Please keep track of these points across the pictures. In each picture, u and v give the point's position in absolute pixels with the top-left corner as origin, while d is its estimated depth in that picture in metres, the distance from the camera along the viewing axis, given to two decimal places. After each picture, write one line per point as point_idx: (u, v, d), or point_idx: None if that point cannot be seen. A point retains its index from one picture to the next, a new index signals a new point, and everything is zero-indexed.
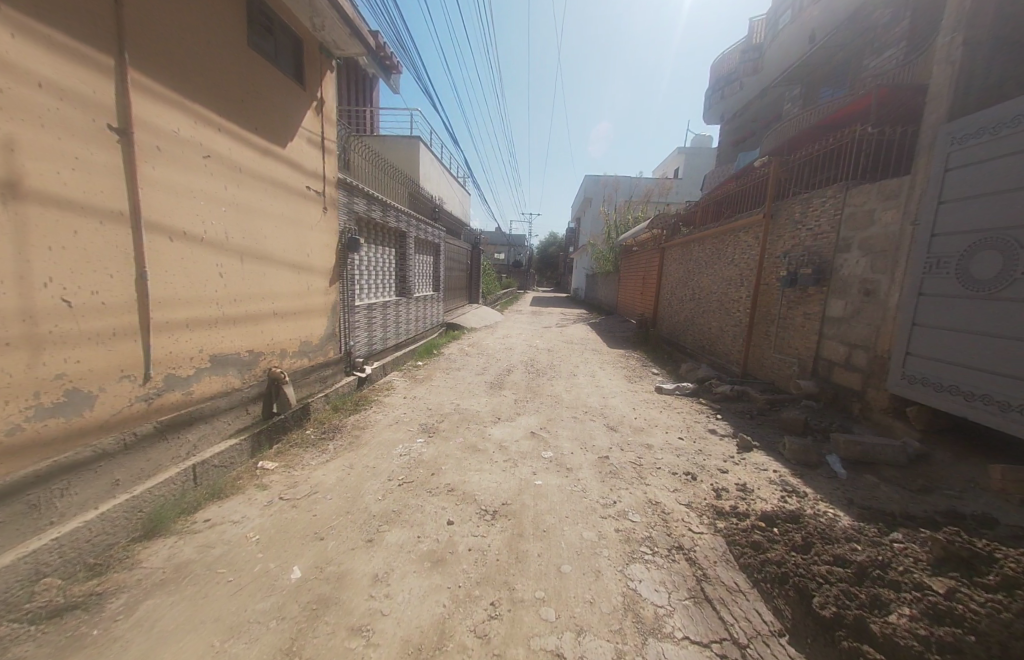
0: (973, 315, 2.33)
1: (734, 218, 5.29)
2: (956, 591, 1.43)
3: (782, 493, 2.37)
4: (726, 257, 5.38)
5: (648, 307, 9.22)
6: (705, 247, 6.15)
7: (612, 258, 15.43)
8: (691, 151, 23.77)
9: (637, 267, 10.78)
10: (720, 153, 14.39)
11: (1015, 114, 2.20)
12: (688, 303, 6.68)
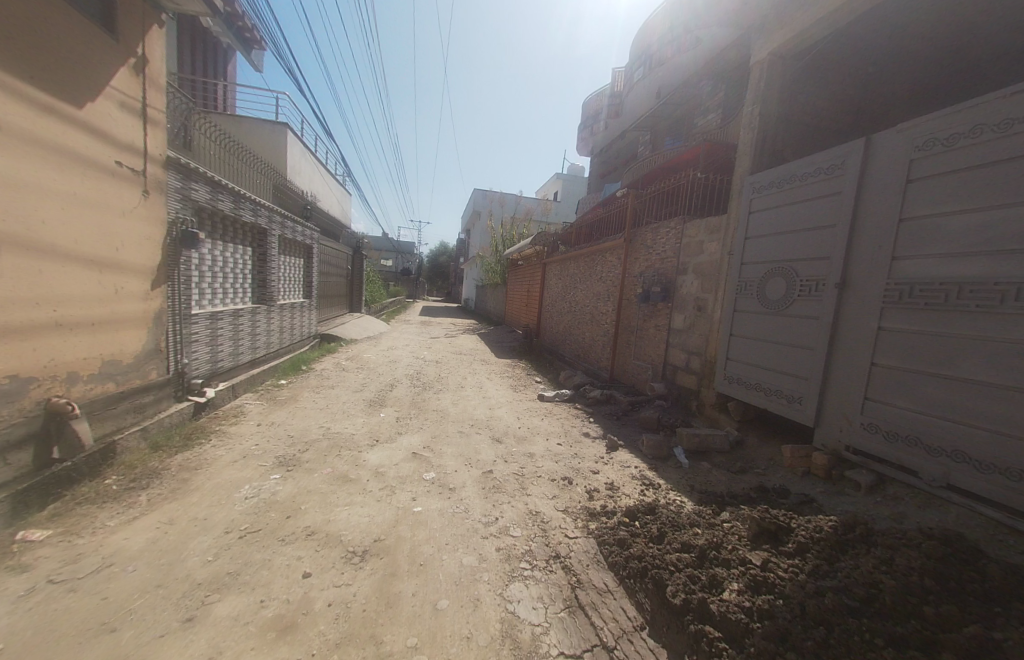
0: (769, 328, 2.97)
1: (601, 241, 5.95)
2: (768, 562, 1.76)
3: (641, 487, 2.65)
4: (596, 275, 6.00)
5: (532, 318, 9.72)
6: (579, 265, 6.77)
7: (498, 270, 15.95)
8: (568, 177, 26.37)
9: (522, 281, 11.37)
10: (592, 181, 16.24)
11: (790, 175, 2.92)
12: (565, 315, 7.24)
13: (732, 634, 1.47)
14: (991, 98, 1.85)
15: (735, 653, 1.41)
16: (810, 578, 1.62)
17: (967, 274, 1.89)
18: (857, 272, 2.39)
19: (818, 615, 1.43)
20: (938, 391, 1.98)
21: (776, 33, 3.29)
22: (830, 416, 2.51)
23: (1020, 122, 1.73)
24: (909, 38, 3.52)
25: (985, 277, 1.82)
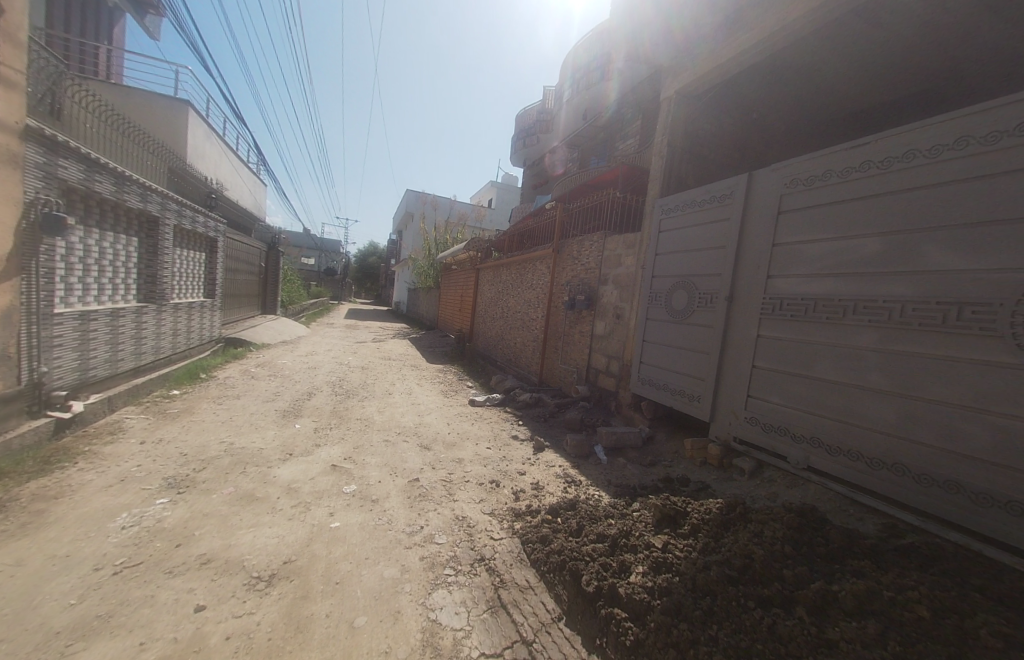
0: (674, 334, 3.33)
1: (532, 250, 6.17)
2: (668, 544, 1.97)
3: (564, 485, 2.79)
4: (527, 282, 6.20)
5: (465, 323, 9.70)
6: (511, 272, 6.94)
7: (431, 273, 15.63)
8: (502, 185, 26.91)
9: (455, 286, 11.30)
10: (526, 191, 16.73)
11: (691, 200, 3.32)
12: (498, 320, 7.36)
13: (636, 613, 1.62)
14: (836, 152, 2.31)
15: (638, 630, 1.56)
16: (701, 554, 1.85)
17: (819, 293, 2.32)
18: (742, 288, 2.79)
19: (705, 586, 1.64)
20: (799, 388, 2.40)
21: (682, 75, 3.75)
22: (721, 412, 2.88)
23: (855, 171, 2.21)
24: (783, 108, 4.19)
25: (830, 295, 2.26)
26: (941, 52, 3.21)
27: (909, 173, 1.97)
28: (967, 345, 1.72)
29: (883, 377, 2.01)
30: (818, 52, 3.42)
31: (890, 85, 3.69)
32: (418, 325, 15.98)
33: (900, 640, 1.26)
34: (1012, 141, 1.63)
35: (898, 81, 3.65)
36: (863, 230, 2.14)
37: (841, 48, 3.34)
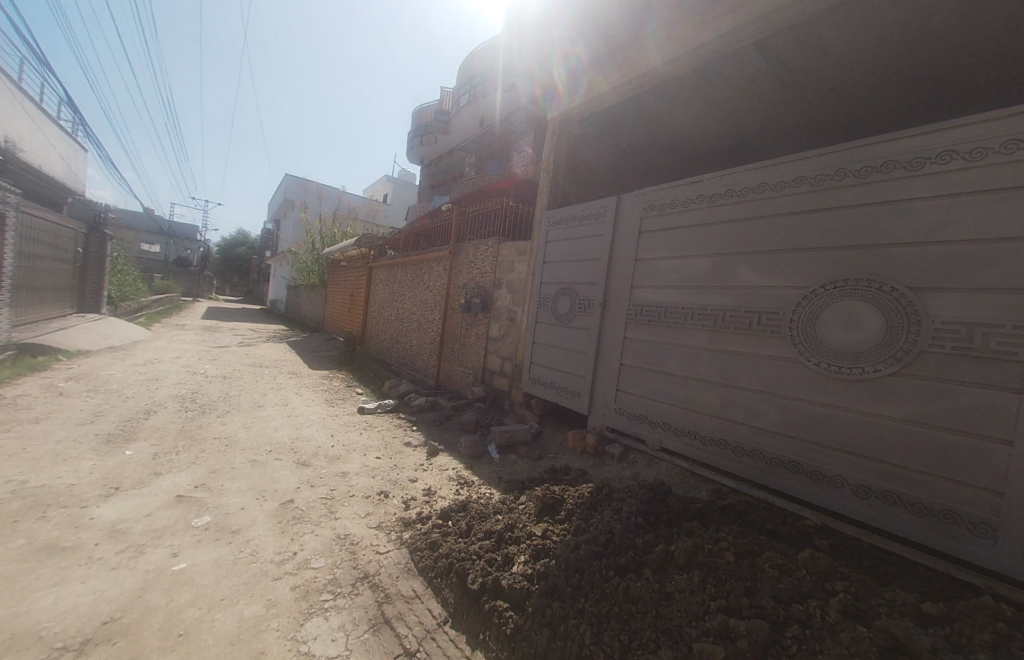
0: (559, 336, 3.62)
1: (428, 251, 6.09)
2: (547, 530, 2.14)
3: (456, 487, 2.83)
4: (423, 284, 6.09)
5: (356, 324, 9.06)
6: (405, 273, 6.73)
7: (316, 268, 14.16)
8: (399, 181, 25.92)
9: (344, 284, 10.48)
10: (423, 189, 16.31)
11: (573, 213, 3.64)
12: (392, 322, 7.06)
13: (517, 601, 1.73)
14: (681, 186, 2.79)
15: (518, 617, 1.67)
16: (574, 536, 2.05)
17: (670, 302, 2.77)
18: (613, 295, 3.18)
19: (575, 564, 1.84)
20: (655, 382, 2.82)
21: (564, 98, 4.05)
22: (597, 405, 3.23)
23: (692, 203, 2.71)
24: (646, 153, 4.68)
25: (677, 304, 2.72)
26: (754, 126, 3.93)
27: (731, 209, 2.49)
28: (764, 345, 2.26)
29: (712, 371, 2.50)
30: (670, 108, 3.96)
31: None
32: (300, 326, 14.32)
33: (715, 582, 1.60)
34: (792, 191, 2.22)
35: None
36: (699, 252, 2.63)
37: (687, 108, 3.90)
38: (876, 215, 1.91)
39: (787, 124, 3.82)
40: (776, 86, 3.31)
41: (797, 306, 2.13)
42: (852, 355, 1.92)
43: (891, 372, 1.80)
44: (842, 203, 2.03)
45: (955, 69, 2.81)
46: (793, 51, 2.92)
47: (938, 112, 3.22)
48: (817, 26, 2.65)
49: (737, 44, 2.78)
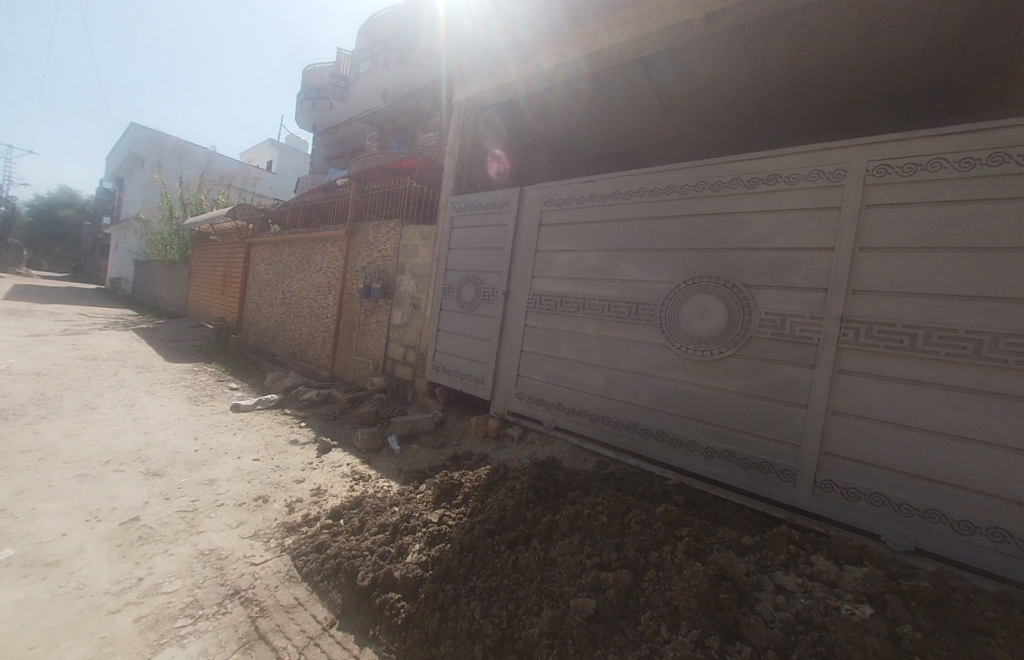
0: (463, 324, 3.62)
1: (320, 229, 5.57)
2: (443, 516, 2.16)
3: (351, 483, 2.71)
4: (314, 266, 5.57)
5: (231, 310, 7.90)
6: (294, 253, 6.06)
7: (176, 241, 11.87)
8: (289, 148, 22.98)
9: (215, 262, 9.01)
10: (318, 160, 14.72)
11: (479, 200, 3.62)
12: (277, 308, 6.33)
13: (409, 590, 1.72)
14: (576, 183, 2.97)
15: (410, 605, 1.66)
16: (470, 518, 2.11)
17: (565, 292, 2.96)
18: (515, 284, 3.27)
19: (470, 544, 1.89)
20: (552, 367, 3.01)
21: (467, 80, 3.96)
22: (499, 390, 3.32)
23: (584, 200, 2.91)
24: (548, 145, 4.87)
25: (571, 294, 2.92)
26: (640, 137, 4.33)
27: (618, 209, 2.73)
28: (640, 332, 2.57)
29: (599, 355, 2.75)
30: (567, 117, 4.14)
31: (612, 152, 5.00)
32: (154, 310, 11.92)
33: (591, 542, 1.79)
34: (665, 197, 2.52)
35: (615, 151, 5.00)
36: (590, 247, 2.85)
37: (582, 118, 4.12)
38: (725, 223, 2.28)
39: (666, 139, 4.28)
40: (658, 105, 3.66)
41: (665, 298, 2.45)
42: (704, 340, 2.29)
43: (730, 353, 2.20)
44: (701, 211, 2.37)
45: (784, 109, 3.47)
46: (673, 76, 3.22)
47: (771, 142, 3.96)
48: (692, 57, 2.95)
49: (621, 60, 3.02)
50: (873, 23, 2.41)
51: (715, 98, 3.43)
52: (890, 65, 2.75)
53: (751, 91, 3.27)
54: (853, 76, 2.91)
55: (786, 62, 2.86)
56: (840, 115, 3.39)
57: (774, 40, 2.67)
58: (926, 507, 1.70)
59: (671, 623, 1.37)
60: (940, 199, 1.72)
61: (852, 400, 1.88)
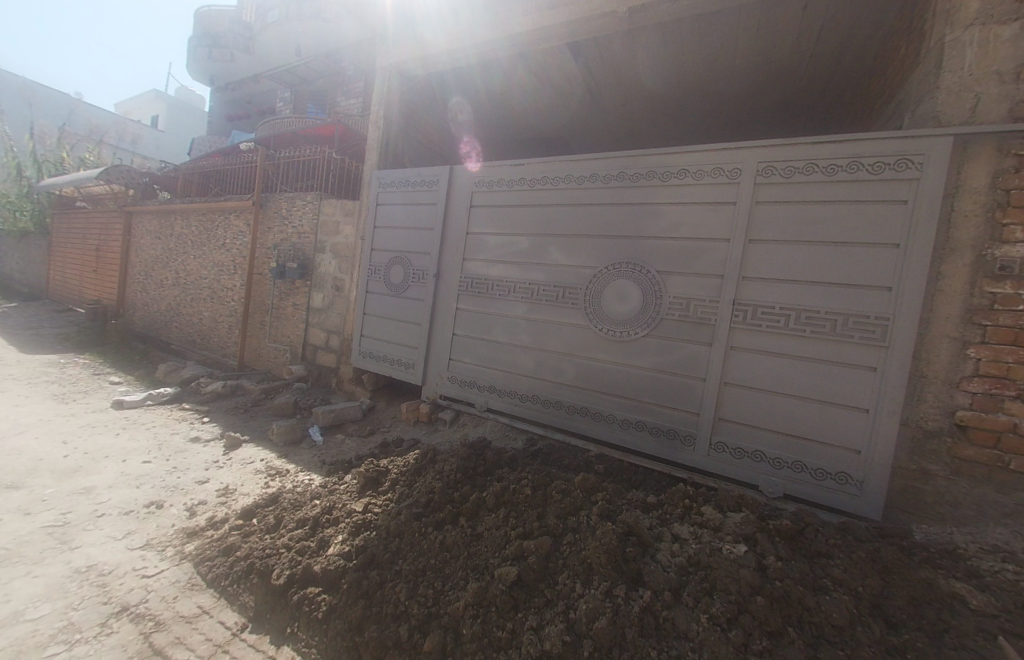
0: (392, 307, 3.47)
1: (226, 201, 5.13)
2: (368, 504, 2.10)
3: (266, 480, 2.53)
4: (219, 242, 5.15)
5: (109, 292, 6.81)
6: (194, 226, 5.48)
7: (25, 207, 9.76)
8: (181, 103, 19.86)
9: (83, 235, 7.64)
10: (219, 121, 12.96)
11: (406, 177, 3.45)
12: (172, 289, 5.66)
13: (331, 582, 1.67)
14: (505, 165, 2.95)
15: (332, 597, 1.61)
16: (397, 504, 2.07)
17: (496, 275, 2.97)
18: (446, 266, 3.20)
19: (396, 530, 1.87)
20: (483, 350, 3.02)
21: (389, 48, 3.72)
22: (430, 375, 3.27)
23: (512, 182, 2.91)
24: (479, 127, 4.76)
25: (502, 277, 2.93)
26: (571, 125, 4.40)
27: (546, 194, 2.78)
28: (566, 314, 2.67)
29: (529, 337, 2.82)
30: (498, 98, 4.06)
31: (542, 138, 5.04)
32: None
33: (516, 515, 1.87)
34: (592, 185, 2.60)
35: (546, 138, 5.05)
36: (521, 230, 2.87)
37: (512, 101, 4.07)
38: (640, 213, 2.44)
39: (596, 129, 4.41)
40: (587, 95, 3.75)
41: (590, 282, 2.57)
42: (625, 322, 2.45)
43: (645, 334, 2.39)
44: (621, 200, 2.50)
45: (694, 109, 3.77)
46: (600, 68, 3.31)
47: (685, 137, 4.30)
48: (617, 52, 3.05)
49: (543, 46, 3.05)
50: (761, 39, 2.71)
51: (638, 93, 3.60)
52: (781, 77, 3.10)
53: (668, 89, 3.48)
54: (752, 83, 3.24)
55: (693, 65, 3.10)
56: (739, 117, 3.78)
57: (681, 43, 2.86)
58: (792, 459, 2.04)
59: (585, 579, 1.49)
60: (810, 198, 2.01)
61: (741, 373, 2.15)
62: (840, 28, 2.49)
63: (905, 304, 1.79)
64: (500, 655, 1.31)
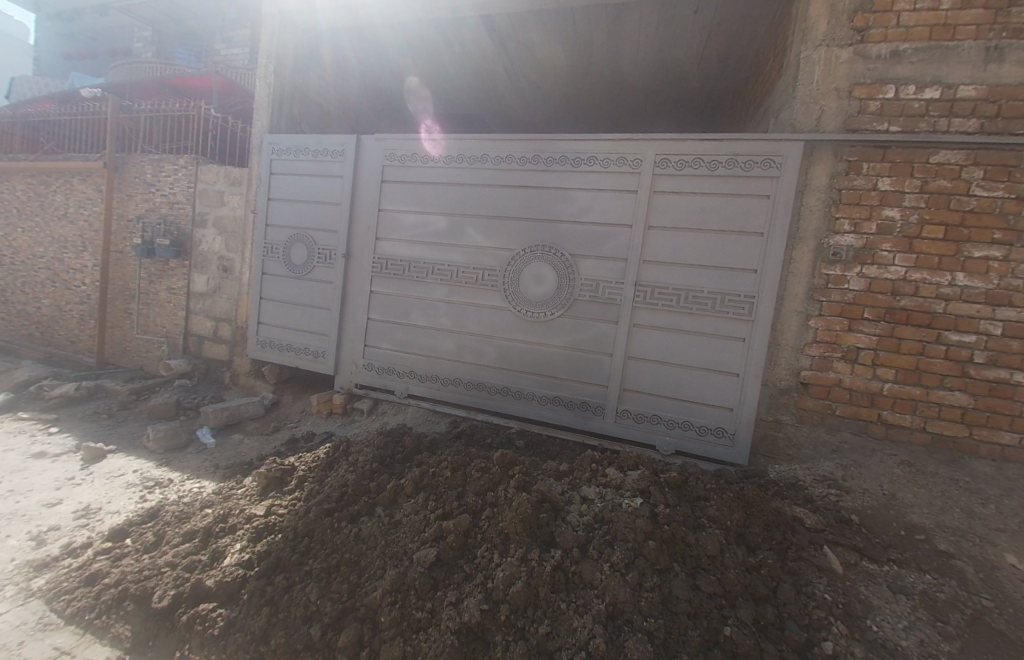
0: (295, 291, 3.15)
1: (66, 160, 4.19)
2: (271, 506, 1.94)
3: (142, 492, 2.19)
4: (58, 212, 4.20)
5: None
6: (19, 191, 4.39)
7: None
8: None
9: None
10: (52, 58, 10.37)
11: (304, 145, 3.10)
12: None
13: (229, 594, 1.52)
14: (418, 139, 2.78)
15: (230, 609, 1.47)
16: (305, 501, 1.94)
17: (411, 256, 2.84)
18: (356, 245, 2.98)
19: (304, 529, 1.76)
20: (401, 334, 2.91)
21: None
22: (343, 364, 3.06)
23: (423, 158, 2.78)
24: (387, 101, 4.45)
25: (418, 259, 2.82)
26: (488, 101, 4.30)
27: (461, 172, 2.70)
28: (486, 296, 2.68)
29: (449, 320, 2.78)
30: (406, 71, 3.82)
31: (456, 118, 4.89)
32: None
33: (435, 497, 1.88)
34: (505, 166, 2.60)
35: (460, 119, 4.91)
36: (436, 209, 2.77)
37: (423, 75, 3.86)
38: (553, 197, 2.50)
39: (513, 108, 4.38)
40: (503, 74, 3.69)
41: (507, 264, 2.60)
42: (541, 304, 2.54)
43: (560, 314, 2.50)
44: (533, 183, 2.55)
45: (599, 99, 3.97)
46: (513, 49, 3.28)
47: (592, 124, 4.51)
48: (530, 33, 3.02)
49: (451, 20, 2.92)
50: (653, 39, 2.91)
51: (551, 76, 3.64)
52: (675, 75, 3.38)
53: (575, 77, 3.61)
54: (652, 79, 3.48)
55: (597, 56, 3.23)
56: (638, 109, 4.08)
57: (584, 34, 2.96)
58: (681, 420, 2.33)
59: (502, 549, 1.55)
60: (696, 189, 2.24)
61: (641, 347, 2.37)
62: (717, 37, 2.78)
63: (766, 284, 2.11)
64: (419, 635, 1.31)
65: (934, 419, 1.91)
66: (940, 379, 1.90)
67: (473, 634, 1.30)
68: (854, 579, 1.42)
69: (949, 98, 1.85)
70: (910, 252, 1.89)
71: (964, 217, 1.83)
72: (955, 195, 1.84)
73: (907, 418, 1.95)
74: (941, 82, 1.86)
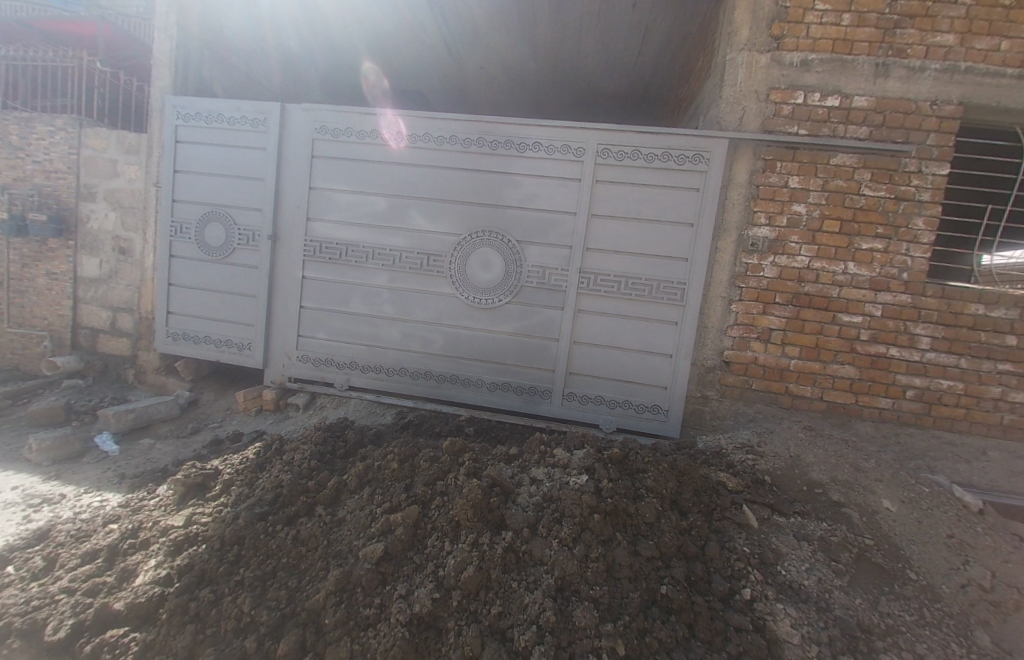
0: (213, 277, 2.82)
1: None
2: (192, 516, 1.75)
3: (25, 512, 1.85)
4: None
5: None
6: None
7: None
8: None
9: None
10: None
11: (217, 111, 2.74)
12: None
13: (144, 616, 1.35)
14: (353, 112, 2.58)
15: (147, 632, 1.31)
16: (233, 507, 1.78)
17: (349, 239, 2.66)
18: (284, 226, 2.72)
19: (233, 537, 1.61)
20: (340, 323, 2.73)
21: None
22: (274, 356, 2.82)
23: (358, 133, 2.58)
24: (319, 71, 4.08)
25: (358, 243, 2.65)
26: (430, 77, 4.10)
27: (400, 151, 2.55)
28: (432, 283, 2.59)
29: (392, 308, 2.66)
30: (339, 41, 3.51)
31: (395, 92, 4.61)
32: None
33: (380, 491, 1.81)
34: (448, 147, 2.50)
35: (400, 93, 4.64)
36: (376, 189, 2.61)
37: (358, 46, 3.57)
38: (498, 182, 2.46)
39: (457, 85, 4.21)
40: (446, 50, 3.53)
41: (453, 251, 2.53)
42: (488, 290, 2.52)
43: (508, 301, 2.50)
44: (478, 167, 2.48)
45: (544, 85, 3.97)
46: (456, 27, 3.13)
47: (536, 107, 4.50)
48: (472, 11, 2.90)
49: None
50: (598, 30, 2.94)
51: (495, 58, 3.57)
52: (614, 68, 3.47)
53: (520, 60, 3.55)
54: (595, 70, 3.54)
55: (542, 41, 3.21)
56: (581, 98, 4.14)
57: (530, 18, 2.92)
58: (622, 400, 2.46)
59: (453, 537, 1.54)
60: (636, 179, 2.33)
61: (585, 332, 2.45)
62: (656, 33, 2.88)
63: (696, 271, 2.28)
64: (367, 632, 1.27)
65: (829, 389, 2.22)
66: (834, 354, 2.20)
67: (425, 623, 1.28)
68: (767, 531, 1.61)
69: (847, 106, 2.10)
70: (814, 243, 2.14)
71: (855, 213, 2.10)
72: (849, 194, 2.10)
73: (808, 389, 2.24)
74: (841, 92, 2.10)
